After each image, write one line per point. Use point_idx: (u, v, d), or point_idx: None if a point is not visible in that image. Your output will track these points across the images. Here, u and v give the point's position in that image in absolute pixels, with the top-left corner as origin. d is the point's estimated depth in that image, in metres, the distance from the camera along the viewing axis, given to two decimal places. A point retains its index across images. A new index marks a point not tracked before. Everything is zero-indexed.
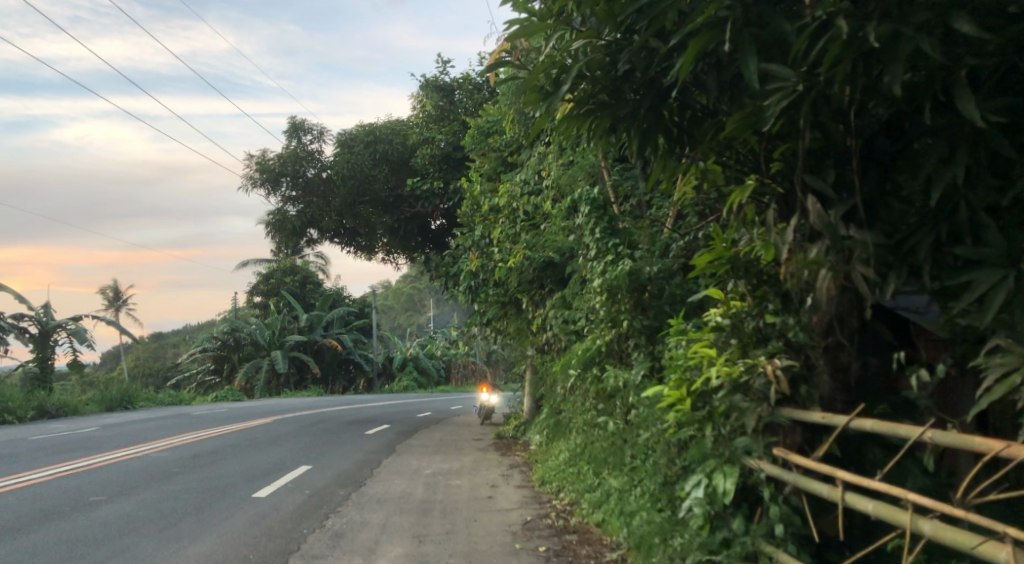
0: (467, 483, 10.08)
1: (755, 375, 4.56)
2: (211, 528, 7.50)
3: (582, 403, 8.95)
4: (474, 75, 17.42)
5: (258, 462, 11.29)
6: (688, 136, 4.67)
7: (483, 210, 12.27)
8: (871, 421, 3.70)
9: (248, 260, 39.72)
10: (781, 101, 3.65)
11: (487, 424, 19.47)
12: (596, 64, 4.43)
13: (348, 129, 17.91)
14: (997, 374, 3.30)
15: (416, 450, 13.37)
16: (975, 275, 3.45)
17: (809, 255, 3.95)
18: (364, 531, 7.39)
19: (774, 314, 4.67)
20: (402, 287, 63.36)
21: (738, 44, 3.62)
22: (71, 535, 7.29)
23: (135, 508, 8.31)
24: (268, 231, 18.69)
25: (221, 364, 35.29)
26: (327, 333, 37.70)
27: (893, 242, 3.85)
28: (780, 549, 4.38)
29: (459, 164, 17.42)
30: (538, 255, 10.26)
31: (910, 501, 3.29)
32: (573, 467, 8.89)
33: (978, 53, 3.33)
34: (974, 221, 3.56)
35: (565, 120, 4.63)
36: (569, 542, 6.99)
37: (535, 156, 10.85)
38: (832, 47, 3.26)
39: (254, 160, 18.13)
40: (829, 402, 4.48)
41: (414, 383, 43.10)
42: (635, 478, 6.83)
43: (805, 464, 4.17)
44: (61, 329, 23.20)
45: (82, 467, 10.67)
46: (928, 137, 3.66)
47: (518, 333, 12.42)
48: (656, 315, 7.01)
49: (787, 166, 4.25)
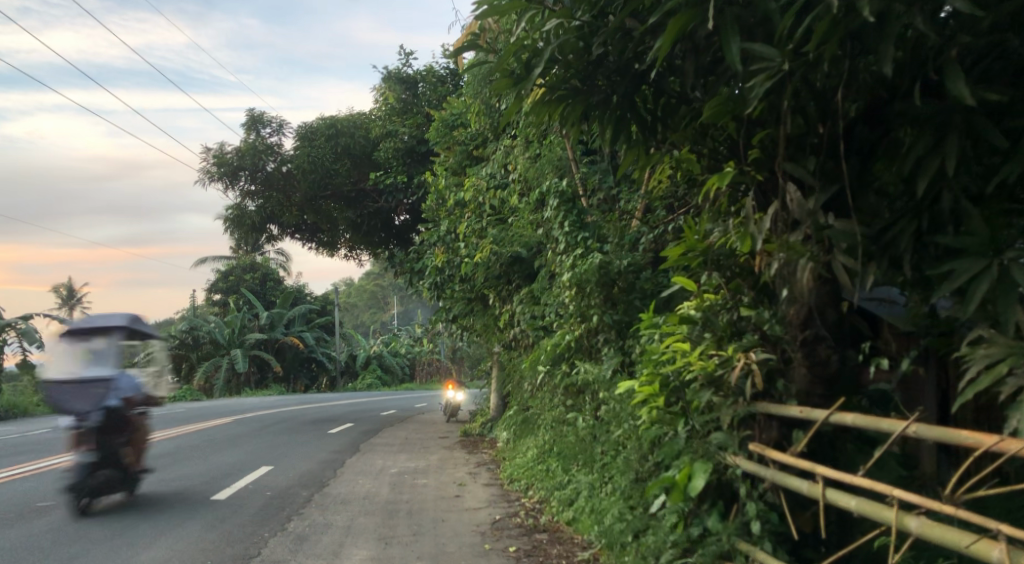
0: (433, 482, 9.89)
1: (729, 369, 4.46)
2: (166, 534, 7.20)
3: (550, 400, 8.81)
4: (439, 68, 17.17)
5: (214, 461, 10.99)
6: (662, 124, 4.58)
7: (449, 205, 12.07)
8: (852, 415, 3.59)
9: (207, 257, 38.95)
10: (766, 82, 3.54)
11: (453, 422, 19.27)
12: (569, 47, 4.27)
13: (308, 122, 17.56)
14: (982, 365, 3.21)
15: (381, 449, 13.14)
16: (956, 265, 3.35)
17: (789, 244, 3.87)
18: (327, 534, 7.16)
19: (749, 307, 4.60)
20: (365, 284, 62.82)
21: (721, 25, 3.49)
22: (17, 543, 6.92)
23: (85, 515, 7.93)
24: (227, 227, 18.30)
25: (181, 363, 34.59)
26: (289, 331, 37.11)
27: (874, 232, 3.75)
28: (756, 546, 4.27)
29: (423, 158, 17.15)
30: (505, 250, 10.05)
31: (895, 498, 3.17)
32: (542, 464, 8.77)
33: (972, 31, 3.23)
34: (957, 209, 3.48)
35: (536, 107, 4.47)
36: (540, 541, 6.83)
37: (501, 149, 10.68)
38: (821, 25, 3.13)
39: (212, 154, 17.71)
40: (805, 396, 4.32)
41: (378, 380, 42.79)
42: (606, 474, 6.69)
43: (782, 460, 4.06)
44: (11, 329, 22.42)
45: (30, 471, 10.23)
46: (912, 122, 3.57)
47: (485, 330, 12.24)
48: (626, 310, 6.91)
49: (765, 154, 4.12)
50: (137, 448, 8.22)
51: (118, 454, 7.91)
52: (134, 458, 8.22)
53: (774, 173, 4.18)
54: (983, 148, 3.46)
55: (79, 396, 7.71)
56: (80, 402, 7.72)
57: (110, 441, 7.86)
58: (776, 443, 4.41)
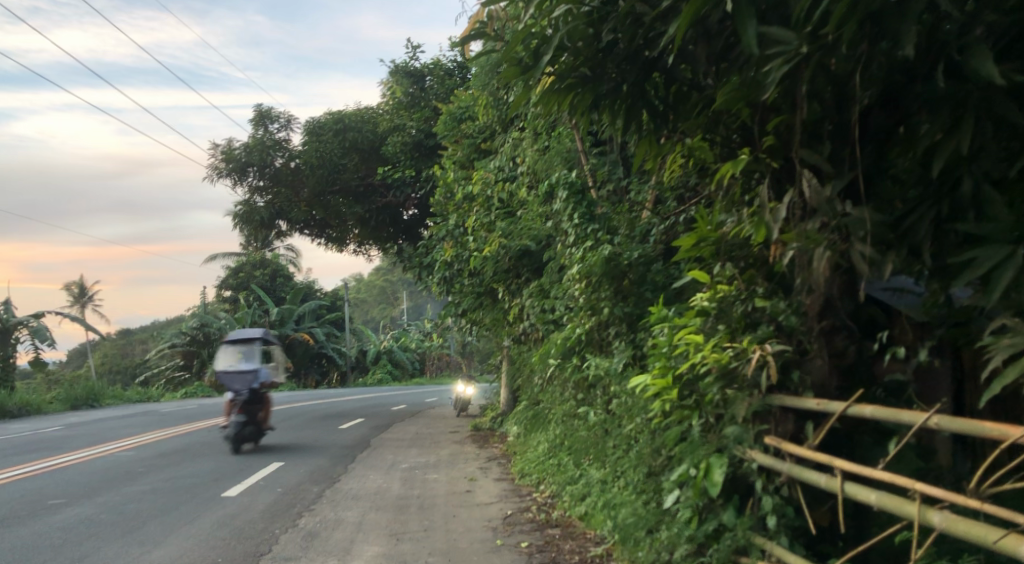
0: (444, 477, 9.85)
1: (743, 362, 4.36)
2: (177, 531, 7.18)
3: (560, 394, 8.75)
4: (446, 61, 17.12)
5: (260, 444, 12.78)
6: (673, 112, 4.51)
7: (457, 199, 12.01)
8: (871, 407, 3.50)
9: (217, 254, 39.04)
10: (782, 67, 3.47)
11: (464, 416, 19.23)
12: (578, 34, 4.18)
13: (316, 117, 17.53)
14: (1006, 355, 3.12)
15: (391, 444, 13.11)
16: (978, 251, 3.26)
17: (806, 233, 3.80)
18: (338, 530, 7.11)
19: (763, 298, 4.50)
20: (375, 279, 62.92)
21: (737, 9, 3.41)
22: (28, 541, 6.89)
23: (96, 512, 7.91)
24: (237, 224, 18.31)
25: (192, 360, 34.74)
26: (299, 327, 37.15)
27: (892, 219, 3.66)
28: (773, 542, 4.20)
29: (431, 151, 17.08)
30: (514, 243, 9.98)
31: (918, 492, 3.09)
32: (553, 458, 8.72)
33: (997, 9, 3.14)
34: (977, 195, 3.39)
35: (545, 96, 4.38)
36: (552, 537, 6.77)
37: (509, 142, 10.62)
38: (840, 7, 3.05)
39: (220, 150, 17.72)
40: (822, 388, 4.23)
41: (388, 375, 42.85)
42: (618, 468, 6.63)
43: (799, 453, 3.97)
44: (23, 327, 22.52)
45: (42, 468, 10.23)
46: (932, 105, 3.48)
47: (494, 324, 12.19)
48: (636, 302, 6.83)
49: (780, 141, 4.04)
50: (266, 415, 12.09)
51: (257, 417, 11.75)
52: (265, 420, 12.09)
53: (790, 160, 4.09)
54: (1005, 131, 3.36)
55: (237, 379, 11.71)
56: (238, 383, 11.74)
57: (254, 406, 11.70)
58: (792, 436, 4.32)
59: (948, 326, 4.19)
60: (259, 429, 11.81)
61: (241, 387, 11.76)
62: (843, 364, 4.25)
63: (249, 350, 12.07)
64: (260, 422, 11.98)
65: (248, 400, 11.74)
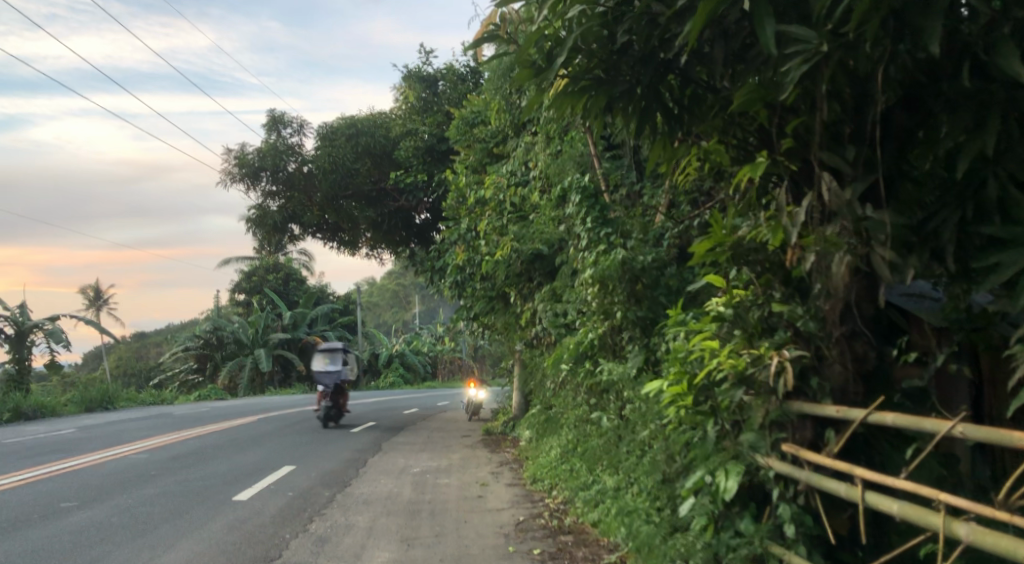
0: (456, 482, 9.79)
1: (761, 368, 4.28)
2: (188, 535, 7.15)
3: (573, 399, 8.67)
4: (459, 66, 17.12)
5: (271, 447, 12.75)
6: (689, 115, 4.41)
7: (470, 203, 11.97)
8: (892, 414, 3.42)
9: (231, 258, 39.22)
10: (801, 66, 3.40)
11: (475, 421, 19.17)
12: (593, 35, 4.13)
13: (328, 122, 17.53)
14: None
15: (403, 448, 13.07)
16: (1004, 256, 3.19)
17: (825, 237, 3.74)
18: (349, 535, 7.07)
19: (780, 302, 4.38)
20: (387, 283, 63.08)
21: (754, 7, 3.34)
22: (41, 544, 6.89)
23: (108, 515, 7.91)
24: (250, 228, 18.30)
25: (205, 363, 34.87)
26: (312, 330, 37.22)
27: (914, 222, 3.60)
28: (790, 551, 4.12)
29: (443, 156, 17.08)
30: (526, 247, 9.91)
31: (943, 502, 3.01)
32: (565, 464, 8.64)
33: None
34: (1003, 197, 3.32)
35: (558, 98, 4.32)
36: (565, 543, 6.69)
37: (522, 146, 10.59)
38: (862, 4, 2.99)
39: (233, 154, 17.75)
40: (841, 395, 4.15)
41: (400, 379, 42.86)
42: (631, 475, 6.57)
43: (818, 461, 3.89)
44: (38, 330, 22.67)
45: (54, 471, 10.25)
46: (957, 103, 3.40)
47: (506, 328, 12.11)
48: (651, 306, 6.77)
49: (799, 142, 3.97)
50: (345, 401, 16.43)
51: (340, 402, 16.09)
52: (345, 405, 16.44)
53: (808, 162, 4.03)
54: None
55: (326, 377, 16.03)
56: (326, 379, 16.08)
57: (337, 395, 16.07)
58: (810, 444, 4.25)
59: (967, 331, 4.12)
60: (340, 412, 16.15)
61: (329, 382, 16.11)
62: (862, 371, 4.18)
63: (334, 356, 16.33)
64: (341, 406, 16.39)
65: (334, 390, 16.13)
